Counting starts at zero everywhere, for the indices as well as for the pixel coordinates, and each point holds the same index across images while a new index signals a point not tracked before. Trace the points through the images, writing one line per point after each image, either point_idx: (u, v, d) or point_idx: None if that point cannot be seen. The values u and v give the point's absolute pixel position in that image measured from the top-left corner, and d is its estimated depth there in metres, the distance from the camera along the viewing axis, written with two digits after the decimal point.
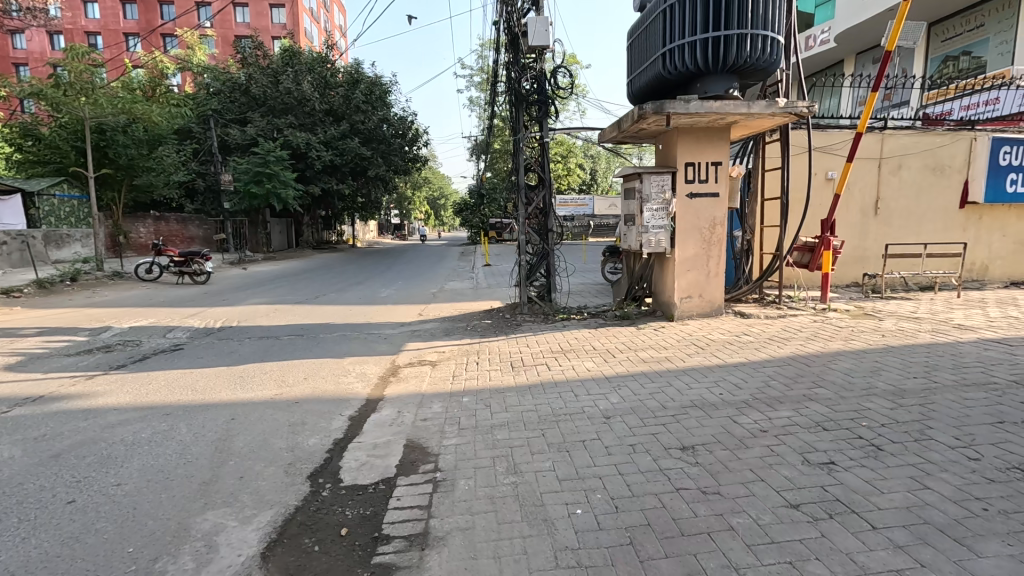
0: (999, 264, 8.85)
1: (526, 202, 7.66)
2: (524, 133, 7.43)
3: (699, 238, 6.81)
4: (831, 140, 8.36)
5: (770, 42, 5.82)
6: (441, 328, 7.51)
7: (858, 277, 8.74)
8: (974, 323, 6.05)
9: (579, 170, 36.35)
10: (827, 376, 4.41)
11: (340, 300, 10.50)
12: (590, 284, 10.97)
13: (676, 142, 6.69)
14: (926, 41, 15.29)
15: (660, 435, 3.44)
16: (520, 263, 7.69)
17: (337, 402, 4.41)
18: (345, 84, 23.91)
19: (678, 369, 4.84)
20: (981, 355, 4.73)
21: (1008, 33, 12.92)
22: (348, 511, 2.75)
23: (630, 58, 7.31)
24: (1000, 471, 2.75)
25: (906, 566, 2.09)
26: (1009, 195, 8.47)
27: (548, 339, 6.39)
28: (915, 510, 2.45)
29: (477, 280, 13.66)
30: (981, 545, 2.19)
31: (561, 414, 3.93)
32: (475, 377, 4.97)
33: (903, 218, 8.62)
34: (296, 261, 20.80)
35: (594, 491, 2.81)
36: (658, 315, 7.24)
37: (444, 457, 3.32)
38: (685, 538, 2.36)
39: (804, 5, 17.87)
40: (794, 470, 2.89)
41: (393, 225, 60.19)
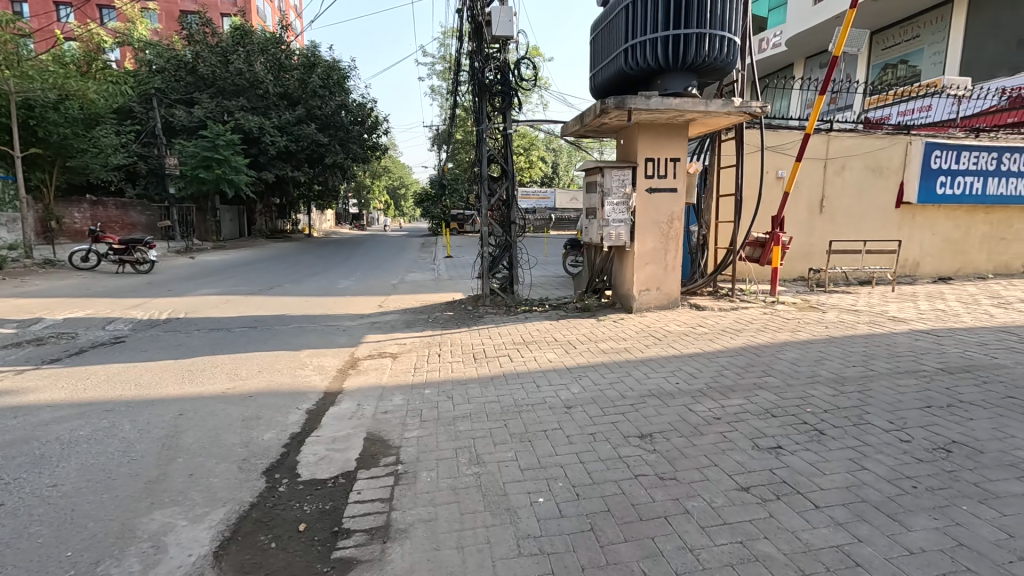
0: (929, 260, 9.50)
1: (489, 194, 7.63)
2: (487, 124, 7.37)
3: (657, 232, 6.98)
4: (781, 140, 8.73)
5: (727, 43, 5.99)
6: (402, 320, 7.42)
7: (804, 272, 9.20)
8: (907, 315, 6.49)
9: (540, 163, 36.51)
10: (775, 365, 4.63)
11: (296, 291, 10.18)
12: (552, 277, 11.08)
13: (636, 138, 6.81)
14: (868, 49, 16.17)
15: (619, 424, 3.53)
16: (482, 255, 7.66)
17: (294, 396, 4.28)
18: (301, 67, 23.05)
19: (637, 360, 4.97)
20: (912, 345, 5.08)
21: (941, 44, 13.83)
22: (307, 506, 2.68)
23: (593, 52, 7.36)
24: (928, 451, 2.97)
25: (845, 541, 2.23)
26: (939, 197, 9.06)
27: (510, 330, 6.42)
28: (853, 489, 2.62)
29: (438, 272, 13.54)
30: (911, 519, 2.36)
31: (523, 404, 3.96)
32: (437, 369, 4.94)
33: (845, 217, 9.12)
34: (248, 251, 20.00)
35: (556, 479, 2.86)
36: (618, 308, 7.40)
37: (406, 449, 3.29)
38: (642, 523, 2.44)
39: (758, 8, 18.49)
40: (746, 455, 3.02)
41: (351, 214, 58.64)
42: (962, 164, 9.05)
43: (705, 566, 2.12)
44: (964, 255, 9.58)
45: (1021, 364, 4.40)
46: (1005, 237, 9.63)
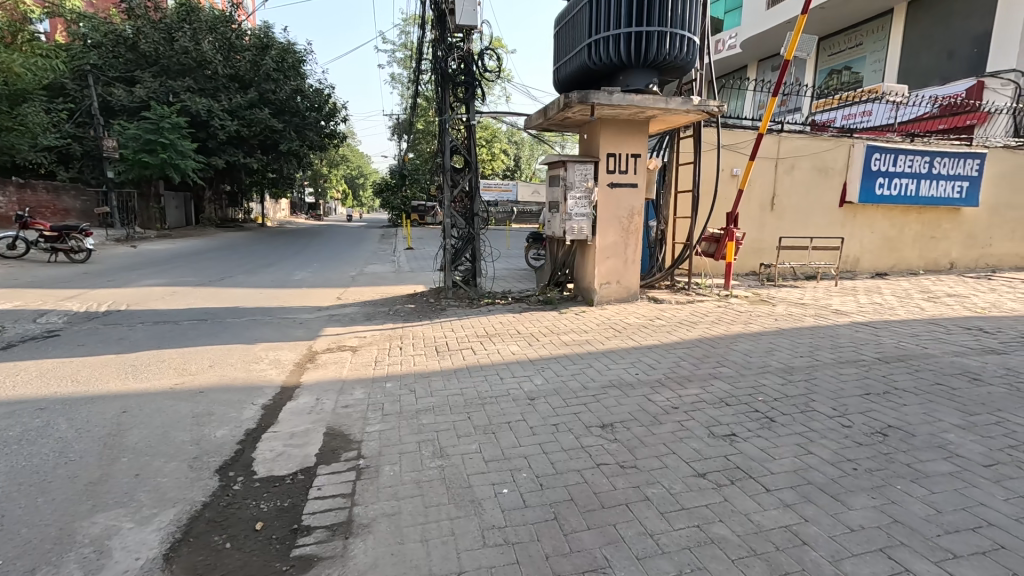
0: (868, 257, 10.10)
1: (452, 185, 7.56)
2: (451, 114, 7.28)
3: (618, 227, 7.10)
4: (736, 139, 9.04)
5: (687, 42, 6.12)
6: (361, 313, 7.25)
7: (754, 267, 9.58)
8: (848, 308, 6.89)
9: (503, 156, 36.42)
10: (729, 356, 4.83)
11: (249, 283, 9.79)
12: (514, 270, 11.09)
13: (599, 133, 6.90)
14: (816, 54, 16.99)
15: (582, 415, 3.59)
16: (444, 247, 7.58)
17: (248, 391, 4.13)
18: (253, 49, 22.00)
19: (598, 352, 5.06)
20: (852, 337, 5.41)
21: (881, 53, 14.69)
22: (263, 504, 2.60)
23: (557, 45, 7.37)
24: (867, 435, 3.17)
25: (793, 521, 2.35)
26: (878, 197, 9.63)
27: (473, 323, 6.41)
28: (800, 472, 2.77)
29: (398, 264, 13.33)
30: (852, 499, 2.52)
31: (487, 397, 3.96)
32: (399, 362, 4.87)
33: (793, 214, 9.54)
34: (195, 240, 18.99)
35: (519, 470, 2.88)
36: (579, 301, 7.51)
37: (368, 443, 3.23)
38: (604, 510, 2.49)
39: (715, 10, 19.06)
40: (702, 442, 3.14)
41: (307, 204, 56.84)
42: (898, 166, 9.64)
43: (665, 550, 2.19)
44: (898, 253, 10.24)
45: (948, 354, 4.76)
46: (935, 235, 10.35)
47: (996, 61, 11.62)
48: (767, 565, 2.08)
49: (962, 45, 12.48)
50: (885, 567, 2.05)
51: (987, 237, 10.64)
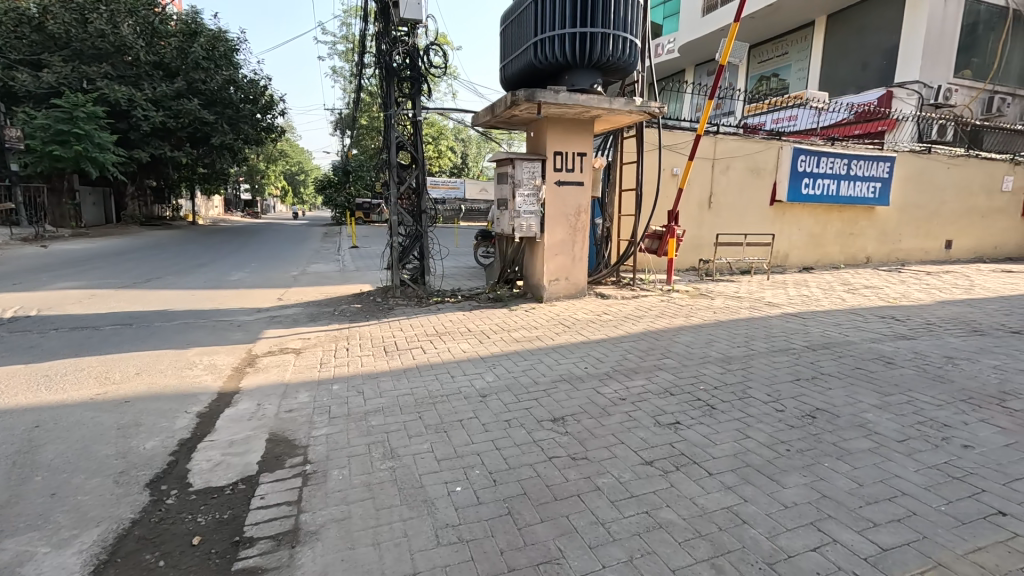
0: (796, 252, 10.80)
1: (398, 181, 7.40)
2: (396, 109, 7.13)
3: (566, 224, 7.21)
4: (676, 140, 9.39)
5: (629, 44, 6.31)
6: (305, 314, 6.99)
7: (694, 263, 10.01)
8: (779, 300, 7.34)
9: (450, 154, 36.16)
10: (672, 347, 5.03)
11: (179, 284, 9.17)
12: (464, 268, 11.04)
13: (545, 131, 6.97)
14: (747, 61, 17.99)
15: (533, 410, 3.62)
16: (391, 245, 7.43)
17: (181, 399, 3.87)
18: (180, 35, 20.60)
19: (548, 347, 5.12)
20: (783, 327, 5.78)
21: (805, 61, 15.75)
22: (200, 517, 2.44)
23: (503, 43, 7.36)
24: (798, 419, 3.39)
25: (734, 502, 2.48)
26: (804, 196, 10.32)
27: (423, 322, 6.33)
28: (739, 456, 2.93)
29: (343, 263, 12.91)
30: (786, 478, 2.69)
31: (438, 395, 3.92)
32: (346, 364, 4.74)
33: (729, 213, 10.05)
34: (115, 239, 17.60)
35: (472, 467, 2.87)
36: (529, 298, 7.58)
37: (314, 448, 3.11)
38: (557, 502, 2.53)
39: (655, 16, 19.77)
40: (648, 431, 3.25)
41: (243, 201, 53.92)
42: (821, 168, 10.37)
43: (617, 537, 2.25)
44: (822, 249, 11.01)
45: (866, 340, 5.18)
46: (853, 232, 11.22)
47: (902, 72, 12.74)
48: (711, 546, 2.18)
49: (874, 57, 13.59)
50: (816, 539, 2.20)
51: (898, 234, 11.66)
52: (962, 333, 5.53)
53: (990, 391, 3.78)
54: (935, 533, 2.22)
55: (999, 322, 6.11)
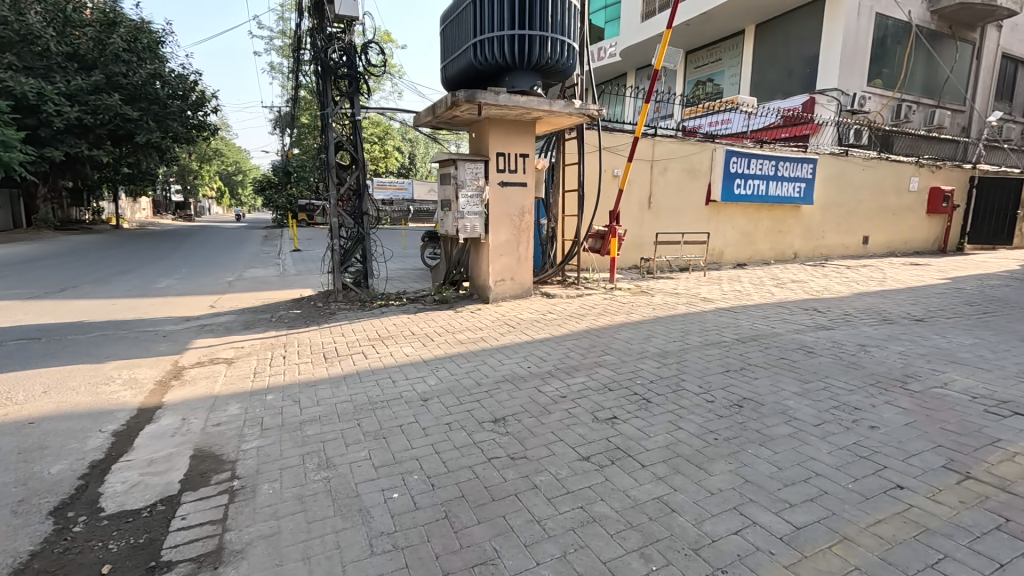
0: (730, 249, 11.37)
1: (337, 182, 7.19)
2: (333, 108, 6.94)
3: (510, 224, 7.25)
4: (616, 142, 9.64)
5: (567, 47, 6.42)
6: (239, 321, 6.67)
7: (636, 261, 10.33)
8: (714, 296, 7.70)
9: (397, 154, 35.60)
10: (612, 344, 5.17)
11: (98, 293, 8.50)
12: (410, 270, 10.88)
13: (487, 132, 6.98)
14: (684, 66, 18.75)
15: (474, 411, 3.62)
16: (332, 248, 7.21)
17: (95, 417, 3.60)
18: (97, 25, 19.10)
19: (492, 348, 5.14)
20: (716, 320, 6.08)
21: (736, 67, 16.60)
22: (112, 543, 2.28)
23: (443, 43, 7.31)
24: (726, 408, 3.57)
25: (664, 492, 2.58)
26: (737, 196, 10.87)
27: (365, 326, 6.19)
28: (671, 446, 3.04)
29: (283, 267, 12.44)
30: (713, 465, 2.82)
31: (378, 401, 3.84)
32: (281, 372, 4.55)
33: (668, 212, 10.43)
34: (24, 245, 16.11)
35: (411, 472, 2.84)
36: (475, 298, 7.57)
37: (243, 462, 2.98)
38: (494, 503, 2.54)
39: (597, 19, 20.22)
40: (586, 428, 3.32)
41: (174, 203, 50.68)
42: (751, 169, 10.96)
43: (551, 534, 2.29)
44: (754, 246, 11.63)
45: (790, 331, 5.52)
46: (782, 230, 11.92)
47: (823, 80, 13.66)
48: (642, 536, 2.25)
49: (798, 65, 14.48)
50: (738, 522, 2.32)
51: (821, 231, 12.49)
52: (873, 322, 6.02)
53: (895, 375, 4.13)
54: (844, 509, 2.39)
55: (906, 311, 6.68)
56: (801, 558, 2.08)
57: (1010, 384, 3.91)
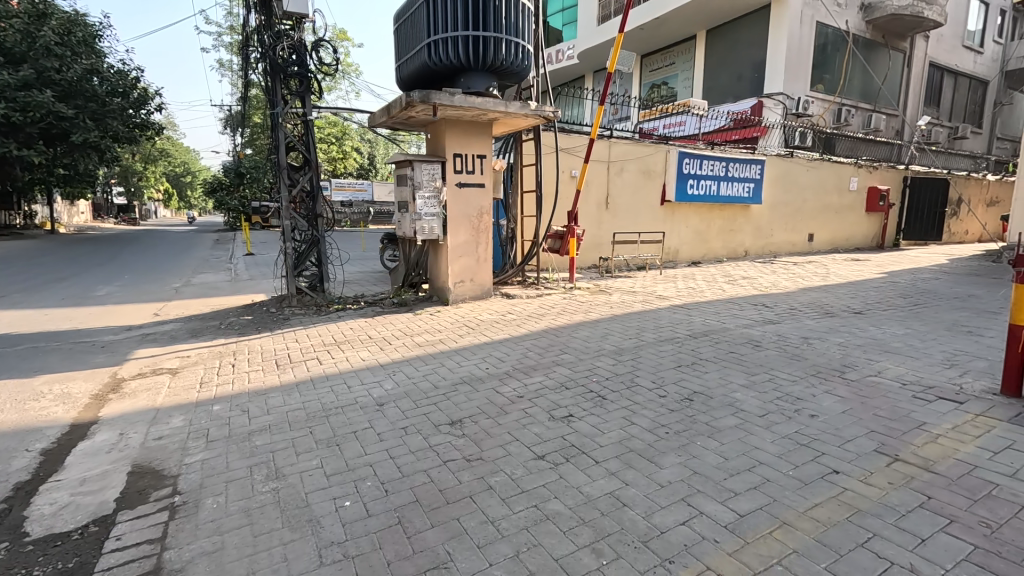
0: (685, 248, 11.71)
1: (289, 183, 6.99)
2: (283, 107, 6.74)
3: (468, 225, 7.23)
4: (572, 143, 9.77)
5: (521, 49, 6.46)
6: (185, 329, 6.38)
7: (595, 261, 10.50)
8: (669, 293, 7.91)
9: (356, 155, 34.92)
10: (570, 343, 5.23)
11: (29, 303, 7.95)
12: (368, 273, 10.68)
13: (444, 133, 6.94)
14: (639, 69, 19.19)
15: (431, 414, 3.59)
16: (284, 251, 6.99)
17: (21, 436, 3.36)
18: (25, 16, 17.84)
19: (450, 350, 5.11)
20: (670, 317, 6.25)
21: (689, 71, 17.12)
22: (37, 571, 2.13)
23: (397, 43, 7.21)
24: (678, 402, 3.67)
25: (616, 487, 2.62)
26: (690, 196, 11.21)
27: (321, 331, 6.04)
28: (624, 442, 3.11)
29: (234, 271, 11.98)
30: (664, 459, 2.90)
31: (332, 407, 3.76)
32: (229, 381, 4.38)
33: (624, 212, 10.65)
34: None
35: (364, 479, 2.79)
36: (434, 300, 7.51)
37: (186, 477, 2.85)
38: (448, 506, 2.53)
39: (554, 22, 20.43)
40: (543, 427, 3.34)
41: (116, 205, 47.97)
42: (703, 170, 11.33)
43: (505, 534, 2.29)
44: (708, 244, 12.02)
45: (740, 326, 5.73)
46: (733, 229, 12.36)
47: (769, 84, 14.26)
48: (593, 531, 2.29)
49: (747, 69, 15.06)
50: (686, 513, 2.39)
51: (769, 229, 13.03)
52: (816, 315, 6.33)
53: (834, 365, 4.36)
54: (785, 495, 2.51)
55: (846, 304, 7.06)
56: (744, 545, 2.17)
57: (936, 370, 4.19)
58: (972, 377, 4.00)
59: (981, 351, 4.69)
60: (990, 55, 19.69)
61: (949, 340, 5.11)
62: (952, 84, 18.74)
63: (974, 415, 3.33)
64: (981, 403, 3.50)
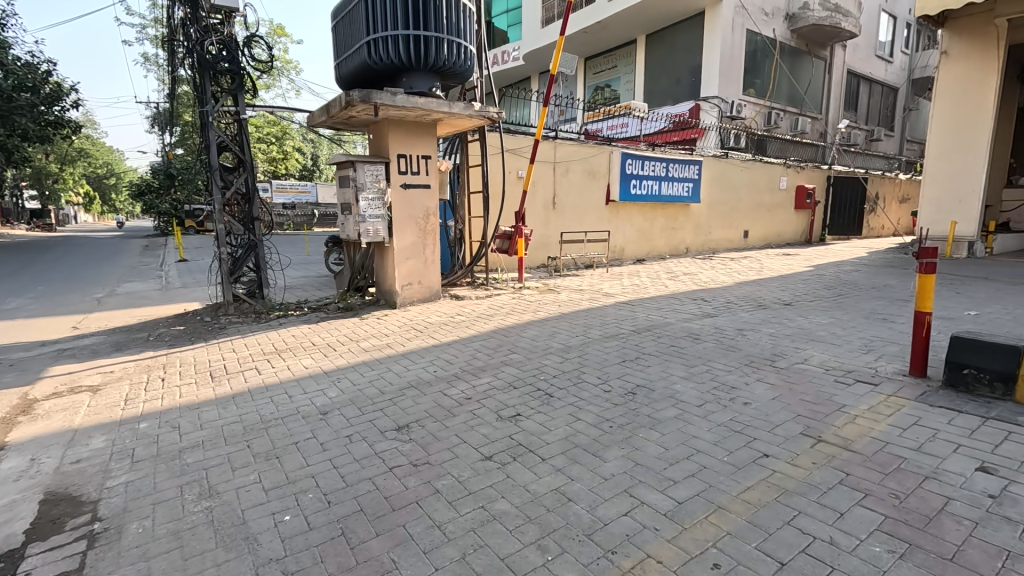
0: (630, 246, 12.06)
1: (222, 186, 6.65)
2: (214, 106, 6.39)
3: (414, 227, 7.14)
4: (518, 144, 9.84)
5: (463, 50, 6.45)
6: (109, 342, 5.95)
7: (543, 260, 10.64)
8: (614, 290, 8.13)
9: (298, 155, 33.73)
10: (518, 342, 5.27)
11: None
12: (313, 277, 10.32)
13: (386, 133, 6.80)
14: (583, 72, 19.59)
15: (377, 421, 3.52)
16: (219, 257, 6.63)
17: None
18: None
19: (397, 354, 5.02)
20: (615, 314, 6.43)
21: (630, 74, 17.64)
22: None
23: (335, 41, 7.01)
24: (622, 396, 3.78)
25: (561, 483, 2.66)
26: (633, 196, 11.57)
27: (260, 339, 5.78)
28: (570, 438, 3.16)
29: (165, 279, 11.28)
30: (608, 453, 2.97)
31: (271, 419, 3.61)
32: (159, 396, 4.12)
33: (571, 212, 10.84)
34: None
35: (305, 491, 2.69)
36: (381, 304, 7.37)
37: (108, 502, 2.66)
38: (394, 513, 2.48)
39: (499, 23, 20.53)
40: (490, 427, 3.35)
41: (28, 210, 44.08)
42: (645, 170, 11.72)
43: (451, 537, 2.28)
44: (651, 242, 12.43)
45: (680, 320, 5.97)
46: (675, 227, 12.85)
47: (705, 87, 14.92)
48: (539, 528, 2.31)
49: (684, 74, 15.69)
50: (628, 504, 2.46)
51: (708, 227, 13.63)
52: (750, 307, 6.68)
53: (765, 354, 4.62)
54: (720, 481, 2.63)
55: (777, 296, 7.50)
56: (681, 531, 2.25)
57: (854, 356, 4.52)
58: (885, 361, 4.35)
59: (893, 337, 5.11)
60: (899, 65, 21.45)
61: (866, 327, 5.53)
62: (867, 91, 20.28)
63: (888, 395, 3.62)
64: (892, 384, 3.82)
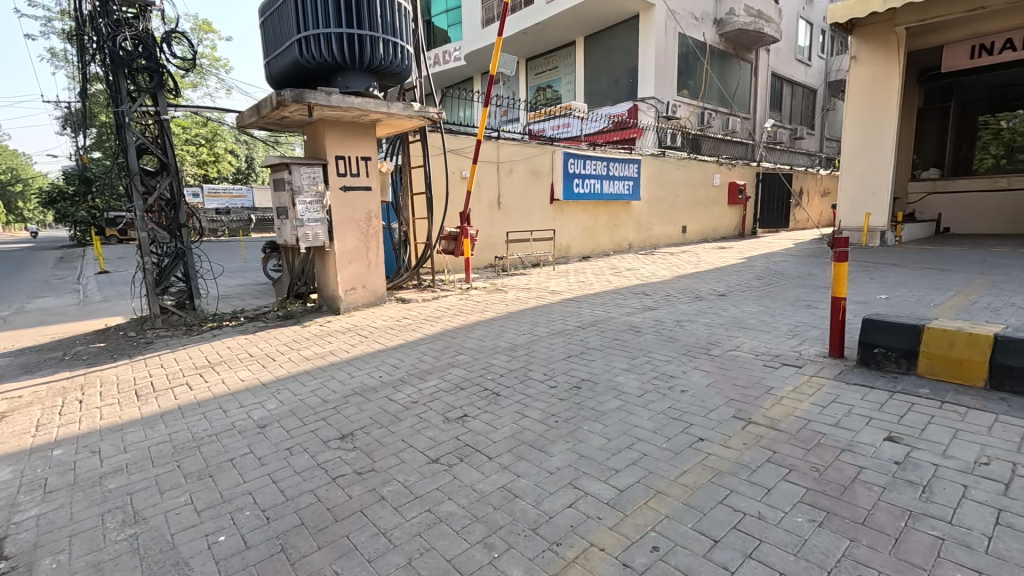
0: (576, 244, 12.30)
1: (143, 191, 6.22)
2: (130, 105, 5.96)
3: (356, 229, 6.97)
4: (460, 144, 9.81)
5: (399, 49, 6.35)
6: (17, 364, 5.45)
7: (490, 260, 10.67)
8: (560, 288, 8.27)
9: (231, 158, 32.17)
10: (465, 343, 5.27)
11: None
12: (250, 285, 9.86)
13: (323, 134, 6.58)
14: (525, 73, 19.77)
15: (320, 431, 3.41)
16: (142, 268, 6.20)
17: None
18: None
19: (341, 361, 4.89)
20: (561, 311, 6.56)
21: (571, 76, 17.97)
22: None
23: (264, 38, 6.72)
24: (568, 391, 3.85)
25: (508, 481, 2.68)
26: (576, 194, 11.81)
27: (192, 353, 5.46)
28: (517, 436, 3.18)
29: (83, 293, 10.45)
30: (553, 447, 3.02)
31: (204, 436, 3.42)
32: (76, 420, 3.81)
33: (516, 212, 10.93)
34: None
35: (242, 509, 2.57)
36: (324, 310, 7.15)
37: (16, 538, 2.43)
38: (336, 524, 2.42)
39: (439, 22, 20.38)
40: (437, 430, 3.32)
41: None
42: (587, 169, 11.98)
43: (397, 543, 2.25)
44: (595, 239, 12.73)
45: (623, 314, 6.16)
46: (617, 224, 13.22)
47: (642, 88, 15.43)
48: (486, 526, 2.32)
49: (622, 75, 16.16)
50: (572, 496, 2.52)
51: (649, 223, 14.12)
52: (688, 299, 6.99)
53: (701, 344, 4.84)
54: (659, 467, 2.73)
55: (712, 288, 7.90)
56: (623, 518, 2.33)
57: (781, 341, 4.83)
58: (808, 344, 4.67)
59: (815, 322, 5.49)
60: (817, 68, 23.01)
61: (792, 314, 5.91)
62: (790, 92, 21.64)
63: (810, 376, 3.89)
64: (814, 365, 4.11)
